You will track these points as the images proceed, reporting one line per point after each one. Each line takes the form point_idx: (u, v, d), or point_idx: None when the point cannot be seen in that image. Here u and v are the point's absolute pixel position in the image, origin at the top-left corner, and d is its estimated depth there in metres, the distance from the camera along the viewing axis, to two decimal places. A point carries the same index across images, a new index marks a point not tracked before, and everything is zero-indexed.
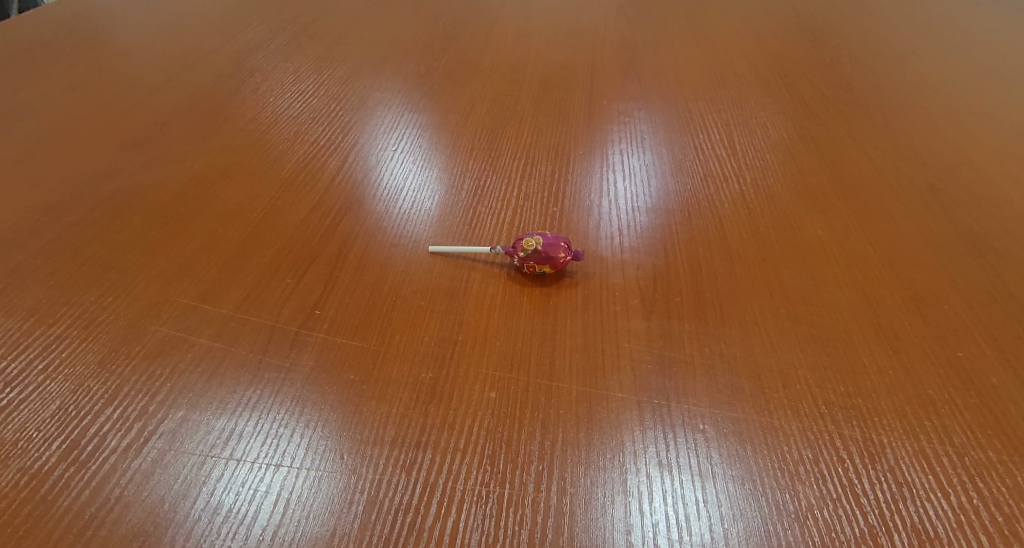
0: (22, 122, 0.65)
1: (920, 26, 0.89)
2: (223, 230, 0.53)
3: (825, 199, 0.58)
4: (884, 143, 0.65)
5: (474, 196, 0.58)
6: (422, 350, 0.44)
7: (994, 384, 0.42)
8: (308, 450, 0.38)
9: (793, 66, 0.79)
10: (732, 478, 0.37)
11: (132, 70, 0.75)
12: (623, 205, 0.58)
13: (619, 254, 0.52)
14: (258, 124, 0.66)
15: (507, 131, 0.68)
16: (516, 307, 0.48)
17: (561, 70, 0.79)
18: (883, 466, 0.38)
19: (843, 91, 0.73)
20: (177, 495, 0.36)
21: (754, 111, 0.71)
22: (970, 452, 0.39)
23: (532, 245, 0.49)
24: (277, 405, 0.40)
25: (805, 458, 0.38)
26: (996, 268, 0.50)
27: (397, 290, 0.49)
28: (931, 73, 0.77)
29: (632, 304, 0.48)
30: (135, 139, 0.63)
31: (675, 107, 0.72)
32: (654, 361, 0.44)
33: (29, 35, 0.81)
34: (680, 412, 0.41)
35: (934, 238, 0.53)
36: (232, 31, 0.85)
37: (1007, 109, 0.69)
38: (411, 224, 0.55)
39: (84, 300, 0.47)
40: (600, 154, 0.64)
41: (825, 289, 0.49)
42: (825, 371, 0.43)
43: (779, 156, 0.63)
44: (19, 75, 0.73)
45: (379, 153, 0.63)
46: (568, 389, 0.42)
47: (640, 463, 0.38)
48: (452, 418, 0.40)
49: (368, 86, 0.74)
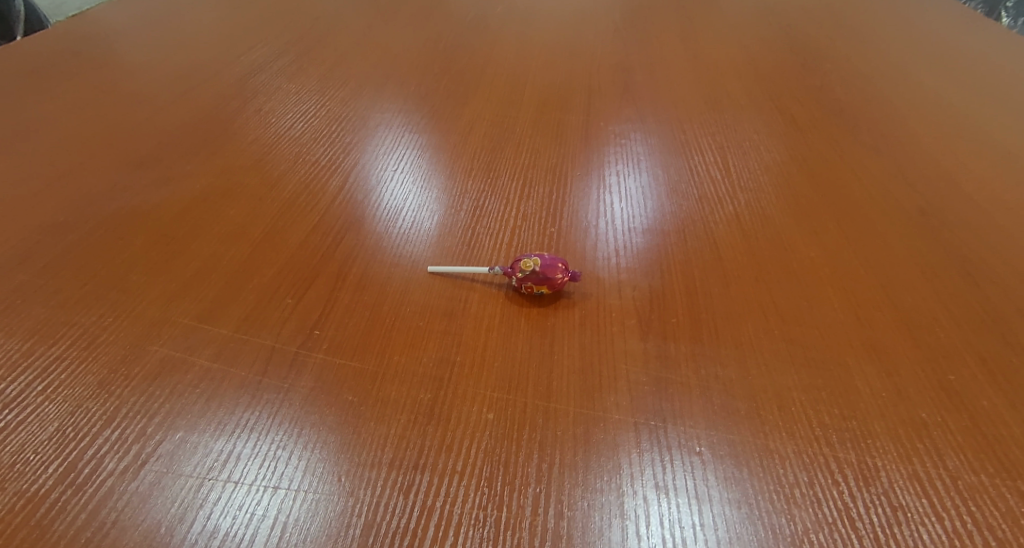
0: (27, 142, 0.65)
1: (910, 51, 0.90)
2: (224, 249, 0.53)
3: (819, 221, 0.58)
4: (875, 165, 0.66)
5: (473, 215, 0.59)
6: (420, 370, 0.44)
7: (985, 408, 0.43)
8: (306, 472, 0.38)
9: (786, 89, 0.81)
10: (727, 502, 0.38)
11: (137, 90, 0.75)
12: (620, 225, 0.58)
13: (616, 275, 0.53)
14: (260, 144, 0.67)
15: (506, 151, 0.69)
16: (514, 327, 0.48)
17: (559, 92, 0.80)
18: (878, 490, 0.38)
19: (835, 115, 0.75)
20: (174, 519, 0.36)
21: (748, 133, 0.72)
22: (963, 475, 0.39)
23: (530, 266, 0.49)
24: (275, 426, 0.40)
25: (800, 481, 0.39)
26: (985, 291, 0.51)
27: (396, 309, 0.49)
28: (921, 97, 0.78)
29: (629, 325, 0.48)
30: (139, 159, 0.63)
31: (671, 129, 0.73)
32: (651, 383, 0.44)
33: (37, 58, 0.82)
34: (676, 434, 0.41)
35: (924, 261, 0.54)
36: (235, 51, 0.86)
37: (993, 133, 0.71)
38: (410, 243, 0.55)
39: (84, 320, 0.47)
40: (597, 175, 0.65)
41: (818, 310, 0.49)
42: (819, 393, 0.43)
43: (773, 179, 0.64)
44: (24, 96, 0.73)
45: (379, 172, 0.64)
46: (566, 410, 0.42)
47: (637, 485, 0.38)
48: (450, 439, 0.40)
49: (368, 106, 0.75)
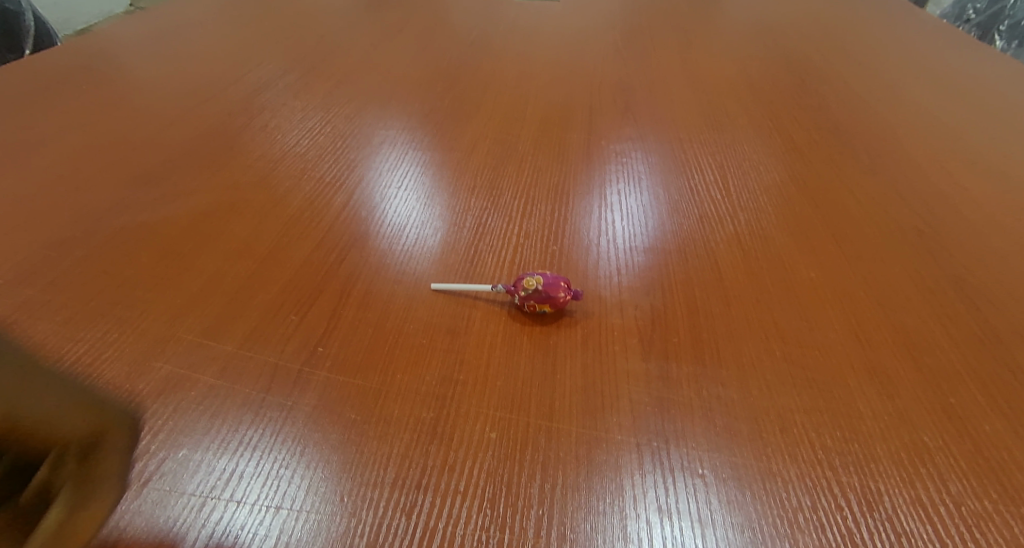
0: (34, 157, 0.66)
1: (906, 73, 0.91)
2: (228, 265, 0.53)
3: (818, 242, 0.59)
4: (874, 187, 0.66)
5: (476, 232, 0.59)
6: (423, 388, 0.44)
7: (987, 432, 0.43)
8: (308, 492, 0.38)
9: (786, 110, 0.81)
10: (731, 526, 0.37)
11: (145, 106, 0.76)
12: (621, 243, 0.59)
13: (618, 294, 0.53)
14: (265, 160, 0.67)
15: (508, 169, 0.69)
16: (516, 346, 0.48)
17: (560, 110, 0.81)
18: (881, 515, 0.38)
19: (834, 136, 0.75)
20: (175, 539, 0.36)
21: (748, 153, 0.72)
22: (966, 501, 0.39)
23: (532, 284, 0.50)
24: (278, 445, 0.40)
25: (804, 505, 0.39)
26: (984, 314, 0.51)
27: (400, 326, 0.49)
28: (918, 119, 0.79)
29: (631, 345, 0.48)
30: (146, 174, 0.64)
31: (672, 148, 0.73)
32: (653, 404, 0.44)
33: (47, 74, 0.82)
34: (679, 455, 0.41)
35: (924, 283, 0.54)
36: (241, 68, 0.86)
37: (990, 156, 0.71)
38: (412, 260, 0.55)
39: (88, 336, 0.47)
40: (599, 194, 0.65)
41: (819, 331, 0.49)
42: (821, 415, 0.43)
43: (773, 199, 0.65)
44: (32, 111, 0.74)
45: (383, 189, 0.64)
46: (568, 430, 0.42)
47: (640, 507, 0.38)
48: (452, 459, 0.40)
49: (373, 123, 0.75)
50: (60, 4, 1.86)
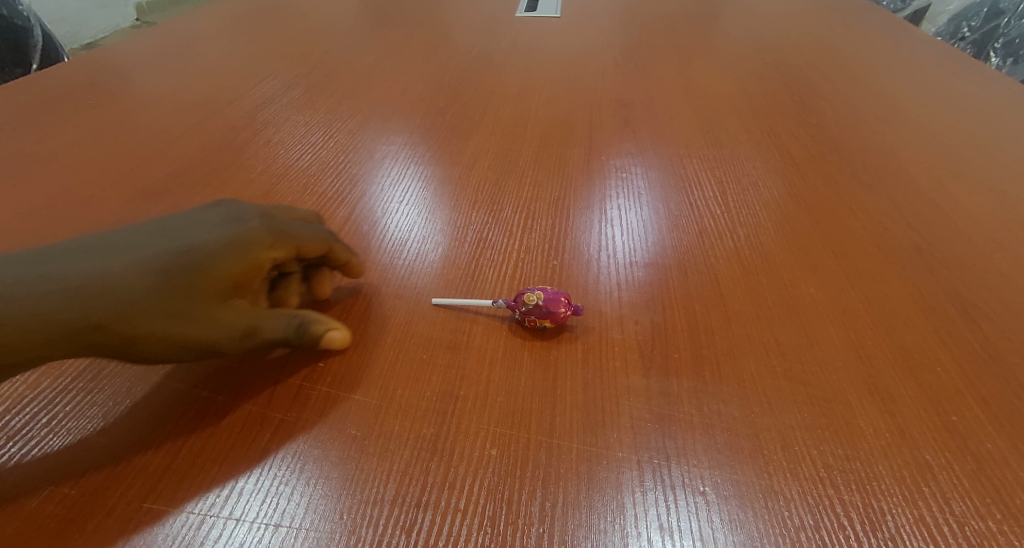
0: (37, 173, 0.66)
1: (903, 90, 0.92)
2: None
3: (818, 258, 0.59)
4: (872, 204, 0.67)
5: (476, 247, 0.59)
6: (423, 404, 0.44)
7: (990, 450, 0.43)
8: (308, 509, 0.38)
9: (784, 127, 0.82)
10: (732, 545, 0.37)
11: (148, 122, 0.76)
12: (621, 258, 0.59)
13: (619, 309, 0.53)
14: (268, 175, 0.67)
15: (509, 184, 0.69)
16: (517, 361, 0.48)
17: (561, 126, 0.81)
18: (884, 535, 0.38)
19: (833, 153, 0.76)
20: None
21: (747, 169, 0.73)
22: (969, 521, 0.39)
23: (533, 299, 0.49)
24: (277, 462, 0.40)
25: (806, 524, 0.38)
26: (985, 331, 0.51)
27: (400, 342, 0.49)
28: (916, 136, 0.80)
29: (632, 361, 0.48)
30: (149, 190, 0.64)
31: (672, 164, 0.74)
32: (654, 420, 0.44)
33: (52, 89, 0.83)
34: (680, 473, 0.41)
35: (924, 300, 0.55)
36: (244, 83, 0.87)
37: (987, 173, 0.72)
38: (413, 274, 0.55)
39: None
40: (599, 209, 0.66)
41: (820, 348, 0.49)
42: (822, 431, 0.43)
43: (773, 215, 0.65)
44: (37, 127, 0.74)
45: (384, 203, 0.64)
46: (568, 447, 0.42)
47: (641, 526, 0.38)
48: (453, 476, 0.40)
49: (374, 139, 0.76)
50: (66, 20, 1.86)
